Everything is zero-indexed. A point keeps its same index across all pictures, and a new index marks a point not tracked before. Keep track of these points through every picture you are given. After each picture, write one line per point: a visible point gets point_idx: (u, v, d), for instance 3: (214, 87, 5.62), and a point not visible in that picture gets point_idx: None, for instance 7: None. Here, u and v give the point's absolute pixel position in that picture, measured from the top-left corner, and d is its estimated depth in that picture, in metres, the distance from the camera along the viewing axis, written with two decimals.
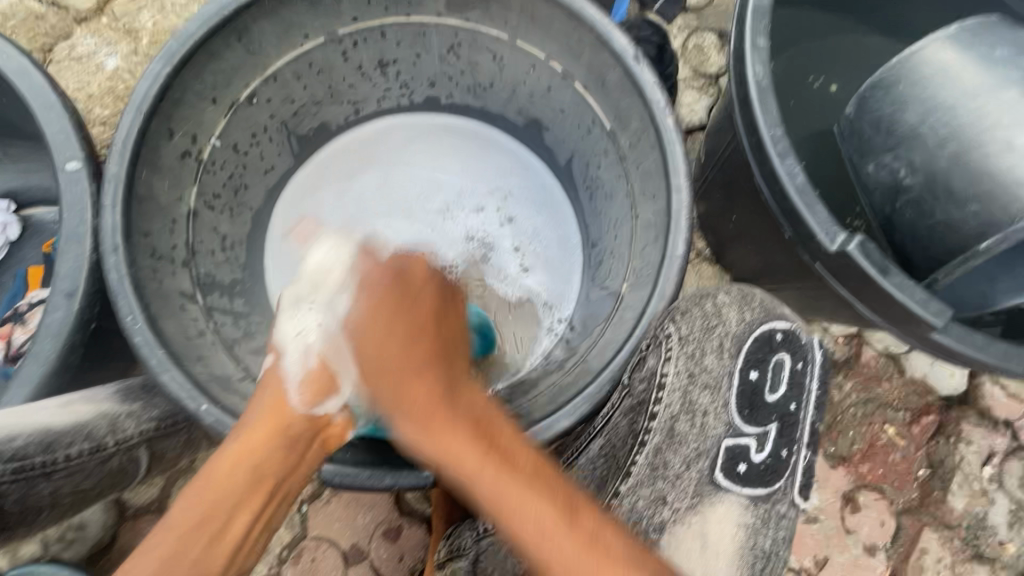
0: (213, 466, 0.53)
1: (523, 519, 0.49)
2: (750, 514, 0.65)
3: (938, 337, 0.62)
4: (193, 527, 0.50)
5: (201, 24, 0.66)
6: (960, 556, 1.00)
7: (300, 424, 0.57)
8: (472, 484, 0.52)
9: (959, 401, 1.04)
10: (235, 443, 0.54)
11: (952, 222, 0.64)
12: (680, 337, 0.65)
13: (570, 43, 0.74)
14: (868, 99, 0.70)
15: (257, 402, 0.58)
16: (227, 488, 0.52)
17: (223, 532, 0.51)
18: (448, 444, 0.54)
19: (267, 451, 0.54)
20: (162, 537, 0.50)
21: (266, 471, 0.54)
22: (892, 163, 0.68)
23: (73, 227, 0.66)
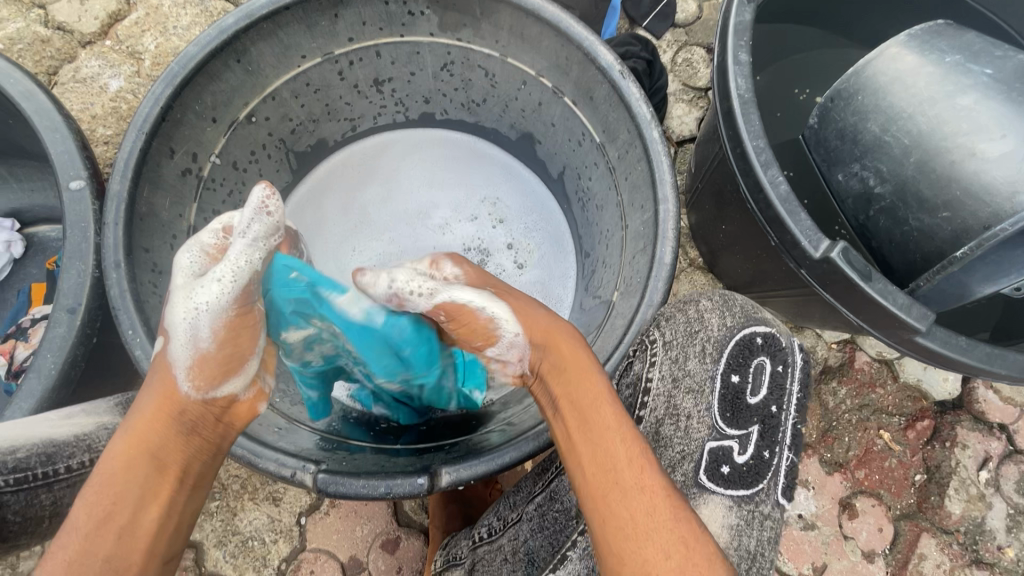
0: (110, 457, 0.53)
1: (629, 464, 0.52)
2: (734, 517, 0.59)
3: (922, 341, 0.63)
4: (97, 523, 0.50)
5: (201, 46, 0.69)
6: (959, 561, 1.00)
7: (195, 406, 0.56)
8: (595, 434, 0.54)
9: (953, 406, 1.05)
10: (124, 438, 0.54)
11: (926, 229, 0.66)
12: (664, 342, 0.67)
13: (559, 59, 0.76)
14: (830, 111, 0.74)
15: (148, 388, 0.56)
16: (123, 478, 0.52)
17: (130, 526, 0.51)
18: (575, 387, 0.57)
19: (160, 437, 0.54)
20: (66, 541, 0.49)
21: (167, 458, 0.54)
22: (861, 171, 0.71)
23: (76, 244, 0.67)
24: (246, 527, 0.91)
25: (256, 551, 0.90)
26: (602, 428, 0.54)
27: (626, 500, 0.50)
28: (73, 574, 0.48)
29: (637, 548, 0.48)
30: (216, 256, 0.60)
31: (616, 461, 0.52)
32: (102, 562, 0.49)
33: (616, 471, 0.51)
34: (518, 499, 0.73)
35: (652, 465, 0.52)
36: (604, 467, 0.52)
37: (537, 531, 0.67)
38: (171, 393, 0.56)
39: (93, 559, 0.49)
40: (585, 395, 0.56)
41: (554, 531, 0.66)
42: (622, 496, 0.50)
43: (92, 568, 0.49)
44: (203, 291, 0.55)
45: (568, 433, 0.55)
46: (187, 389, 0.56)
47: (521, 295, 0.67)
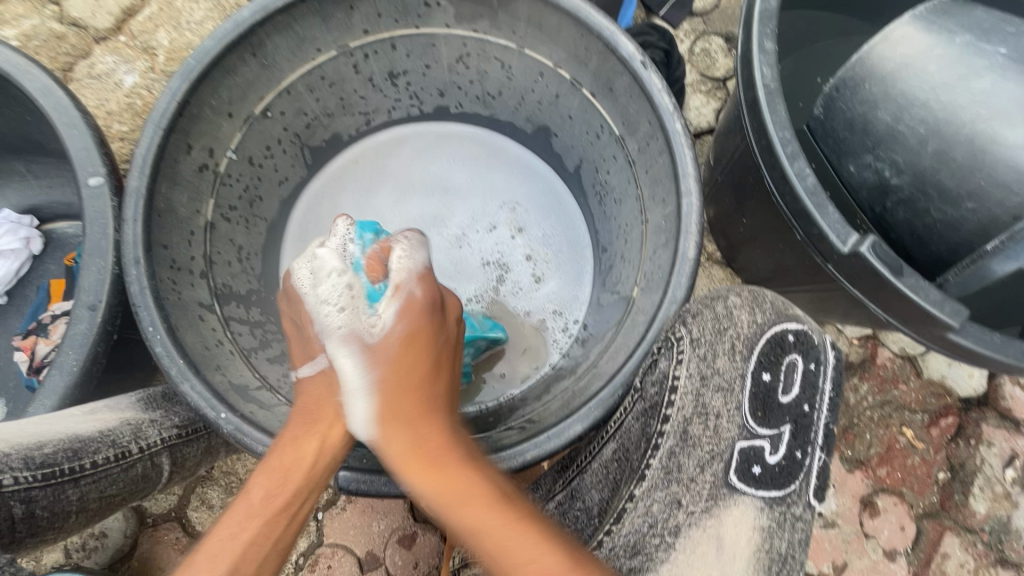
0: (263, 458, 0.58)
1: (492, 530, 0.51)
2: (767, 517, 0.59)
3: (954, 338, 0.62)
4: (245, 518, 0.54)
5: (218, 40, 0.68)
6: (983, 561, 0.98)
7: (334, 417, 0.62)
8: (455, 512, 0.53)
9: (978, 403, 1.03)
10: (300, 422, 0.62)
11: (950, 221, 0.64)
12: (691, 339, 0.63)
13: (578, 51, 0.75)
14: (835, 101, 0.70)
15: (301, 397, 0.66)
16: (292, 459, 0.58)
17: (273, 518, 0.55)
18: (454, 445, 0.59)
19: (306, 440, 0.59)
20: (221, 527, 0.54)
21: (309, 457, 0.58)
22: (875, 163, 0.68)
23: (96, 241, 0.67)
24: None
25: None
26: (465, 480, 0.55)
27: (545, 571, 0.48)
28: (216, 559, 0.51)
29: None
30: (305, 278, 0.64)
31: (513, 530, 0.51)
32: (244, 548, 0.53)
33: (513, 542, 0.50)
34: (540, 496, 0.73)
35: (557, 535, 0.51)
36: (527, 530, 0.51)
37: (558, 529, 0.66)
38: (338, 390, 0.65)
39: (249, 529, 0.54)
40: (487, 482, 0.55)
41: (576, 528, 0.66)
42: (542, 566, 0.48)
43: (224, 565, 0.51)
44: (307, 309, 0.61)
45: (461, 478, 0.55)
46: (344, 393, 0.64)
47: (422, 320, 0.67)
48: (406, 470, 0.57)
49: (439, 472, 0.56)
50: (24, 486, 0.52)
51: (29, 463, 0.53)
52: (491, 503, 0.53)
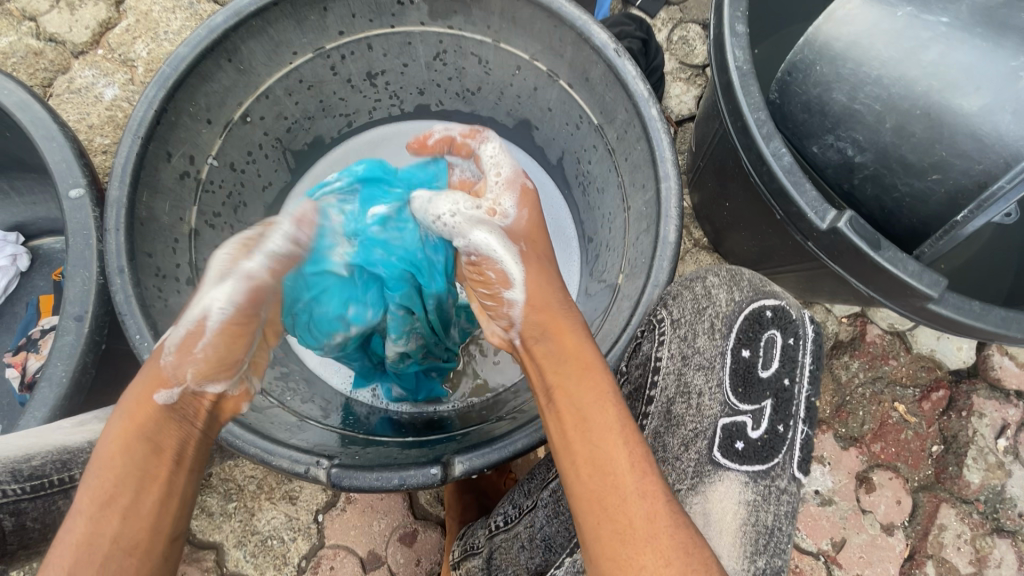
0: (104, 448, 0.52)
1: (607, 420, 0.51)
2: (750, 491, 0.57)
3: (935, 308, 0.62)
4: (98, 510, 0.49)
5: (194, 47, 0.68)
6: (979, 530, 0.99)
7: (186, 396, 0.56)
8: (575, 392, 0.54)
9: (968, 374, 1.04)
10: (119, 425, 0.54)
11: (917, 194, 0.64)
12: (672, 320, 0.64)
13: (552, 42, 0.75)
14: (790, 85, 0.70)
15: (134, 379, 0.56)
16: (125, 464, 0.51)
17: (131, 511, 0.50)
18: (573, 365, 0.55)
19: (154, 426, 0.54)
20: (73, 522, 0.49)
21: (162, 443, 0.54)
22: (836, 143, 0.68)
23: (79, 253, 0.67)
24: (265, 526, 0.91)
25: (276, 549, 0.91)
26: (579, 400, 0.53)
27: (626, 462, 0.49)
28: (79, 557, 0.47)
29: (635, 522, 0.47)
30: (246, 248, 0.62)
31: (616, 430, 0.51)
32: (111, 544, 0.49)
33: (614, 438, 0.50)
34: (533, 486, 0.72)
35: (643, 441, 0.51)
36: (630, 454, 0.50)
37: (553, 517, 0.65)
38: (170, 379, 0.56)
39: (99, 541, 0.48)
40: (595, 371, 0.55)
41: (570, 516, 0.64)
42: (617, 462, 0.49)
43: (93, 560, 0.47)
44: (217, 286, 0.59)
45: (577, 415, 0.52)
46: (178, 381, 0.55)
47: (546, 252, 0.67)
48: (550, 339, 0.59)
49: (576, 356, 0.56)
50: (13, 498, 0.53)
51: (16, 476, 0.53)
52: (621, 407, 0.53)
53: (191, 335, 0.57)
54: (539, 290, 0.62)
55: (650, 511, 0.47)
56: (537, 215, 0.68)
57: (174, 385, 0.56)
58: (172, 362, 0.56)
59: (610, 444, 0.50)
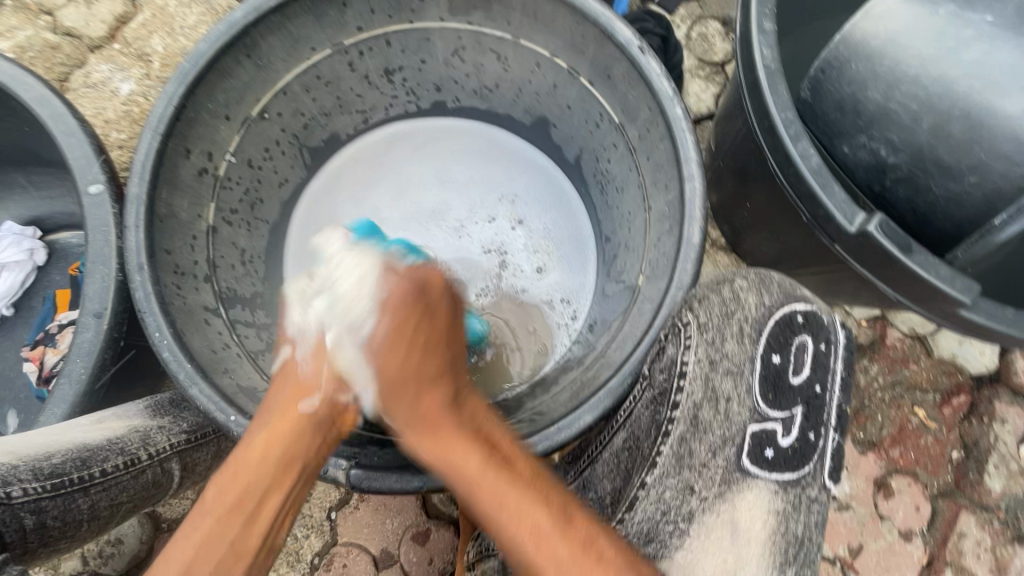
0: (243, 450, 0.55)
1: (504, 506, 0.51)
2: (780, 500, 0.58)
3: (967, 314, 0.61)
4: (228, 510, 0.51)
5: (213, 42, 0.67)
6: (1000, 539, 0.98)
7: (322, 411, 0.59)
8: (467, 485, 0.54)
9: (990, 379, 1.02)
10: (264, 429, 0.56)
11: (953, 197, 0.62)
12: (699, 324, 0.62)
13: (574, 39, 0.74)
14: (824, 82, 0.69)
15: (276, 383, 0.61)
16: (263, 468, 0.54)
17: (257, 514, 0.52)
18: (457, 459, 0.55)
19: (293, 437, 0.56)
20: (202, 518, 0.51)
21: (295, 456, 0.56)
22: (870, 143, 0.66)
23: (99, 249, 0.67)
24: None
25: (289, 547, 0.91)
26: (478, 496, 0.53)
27: (535, 546, 0.50)
28: (203, 553, 0.49)
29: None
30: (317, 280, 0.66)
31: (517, 517, 0.51)
32: (229, 547, 0.50)
33: (518, 532, 0.50)
34: None
35: (548, 515, 0.50)
36: (542, 528, 0.50)
37: None
38: (310, 389, 0.60)
39: (221, 542, 0.50)
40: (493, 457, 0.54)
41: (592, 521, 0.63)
42: (534, 549, 0.50)
43: (216, 555, 0.50)
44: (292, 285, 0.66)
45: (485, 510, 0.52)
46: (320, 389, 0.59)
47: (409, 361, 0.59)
48: (422, 444, 0.57)
49: (452, 449, 0.55)
50: (34, 496, 0.52)
51: (38, 474, 0.53)
52: (519, 488, 0.52)
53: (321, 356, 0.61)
54: (412, 411, 0.58)
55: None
56: (399, 307, 0.60)
57: (314, 393, 0.60)
58: (312, 371, 0.61)
59: (522, 535, 0.50)
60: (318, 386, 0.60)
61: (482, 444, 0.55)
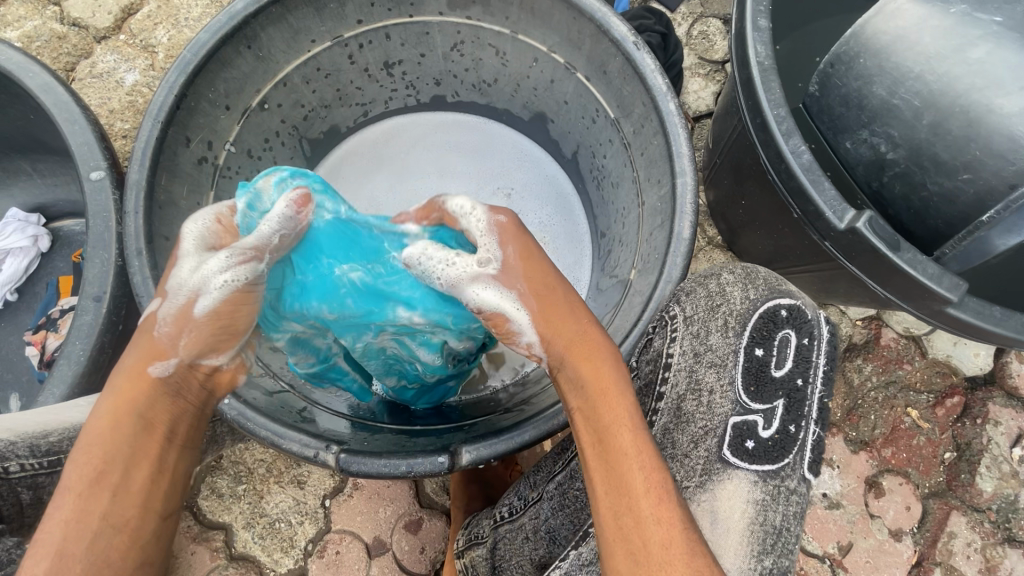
0: (91, 424, 0.52)
1: (629, 450, 0.49)
2: (759, 491, 0.56)
3: (953, 312, 0.61)
4: (89, 484, 0.50)
5: (213, 33, 0.69)
6: (990, 540, 0.98)
7: (181, 371, 0.57)
8: (601, 411, 0.51)
9: (985, 381, 1.03)
10: (110, 397, 0.54)
11: (945, 193, 0.63)
12: (685, 317, 0.64)
13: (570, 34, 0.75)
14: (831, 76, 0.70)
15: (127, 349, 0.56)
16: (116, 439, 0.52)
17: (122, 483, 0.51)
18: (602, 385, 0.52)
19: (147, 399, 0.54)
20: (63, 498, 0.49)
21: (153, 417, 0.54)
22: (870, 138, 0.68)
23: (99, 235, 0.68)
24: (273, 509, 0.93)
25: (283, 532, 0.92)
26: (606, 421, 0.50)
27: (645, 489, 0.47)
28: (69, 536, 0.48)
29: (649, 546, 0.45)
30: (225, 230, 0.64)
31: (632, 454, 0.48)
32: (101, 520, 0.49)
33: (631, 463, 0.48)
34: (539, 478, 0.72)
35: (663, 468, 0.49)
36: (650, 473, 0.48)
37: (558, 509, 0.66)
38: (165, 352, 0.56)
39: (89, 520, 0.49)
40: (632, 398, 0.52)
41: (577, 509, 0.64)
42: (640, 490, 0.47)
43: (91, 529, 0.49)
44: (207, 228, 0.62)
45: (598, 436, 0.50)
46: (177, 352, 0.56)
47: (553, 282, 0.59)
48: (576, 362, 0.55)
49: (602, 377, 0.53)
50: (31, 472, 0.55)
51: (35, 451, 0.55)
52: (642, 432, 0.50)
53: (189, 303, 0.58)
54: (561, 329, 0.56)
55: (670, 534, 0.45)
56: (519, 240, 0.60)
57: (170, 356, 0.56)
58: (170, 334, 0.57)
59: (632, 472, 0.48)
60: (176, 349, 0.57)
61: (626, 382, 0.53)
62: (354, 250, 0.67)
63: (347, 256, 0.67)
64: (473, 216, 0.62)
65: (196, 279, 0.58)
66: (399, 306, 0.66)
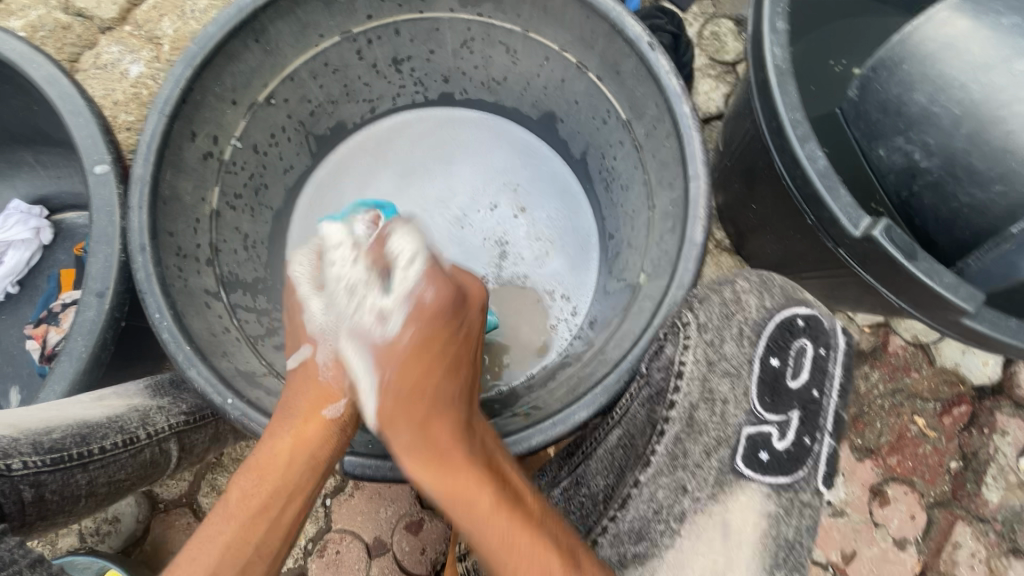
0: (272, 452, 0.59)
1: (506, 544, 0.55)
2: (773, 504, 0.58)
3: (968, 323, 0.61)
4: (255, 513, 0.57)
5: (220, 26, 0.68)
6: (995, 550, 0.97)
7: (343, 414, 0.63)
8: (470, 526, 0.57)
9: (993, 391, 1.01)
10: (289, 433, 0.60)
11: (977, 205, 0.63)
12: (699, 324, 0.61)
13: (583, 33, 0.74)
14: (872, 81, 0.68)
15: (298, 387, 0.63)
16: (286, 475, 0.59)
17: (277, 518, 0.58)
18: (462, 485, 0.58)
19: (319, 441, 0.61)
20: (228, 523, 0.56)
21: (320, 457, 0.61)
22: (905, 146, 0.67)
23: (103, 229, 0.67)
24: None
25: None
26: (464, 519, 0.57)
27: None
28: (224, 560, 0.54)
29: None
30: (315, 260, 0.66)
31: (495, 546, 0.55)
32: (256, 546, 0.56)
33: (495, 554, 0.55)
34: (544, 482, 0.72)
35: (544, 546, 0.54)
36: (519, 553, 0.55)
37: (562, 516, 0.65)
38: (333, 396, 0.63)
39: (245, 546, 0.56)
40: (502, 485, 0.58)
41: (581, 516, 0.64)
42: (507, 575, 0.55)
43: (249, 550, 0.56)
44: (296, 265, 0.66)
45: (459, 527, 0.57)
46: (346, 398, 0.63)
47: (432, 358, 0.61)
48: (424, 469, 0.58)
49: (464, 486, 0.58)
50: (34, 470, 0.53)
51: (38, 448, 0.54)
52: (505, 520, 0.56)
53: (340, 343, 0.64)
54: (411, 420, 0.60)
55: None
56: (432, 320, 0.61)
57: (337, 401, 0.63)
58: (333, 377, 0.64)
59: (501, 561, 0.55)
60: (342, 394, 0.64)
61: (487, 485, 0.58)
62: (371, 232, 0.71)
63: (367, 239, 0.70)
64: (404, 270, 0.60)
65: (331, 322, 0.64)
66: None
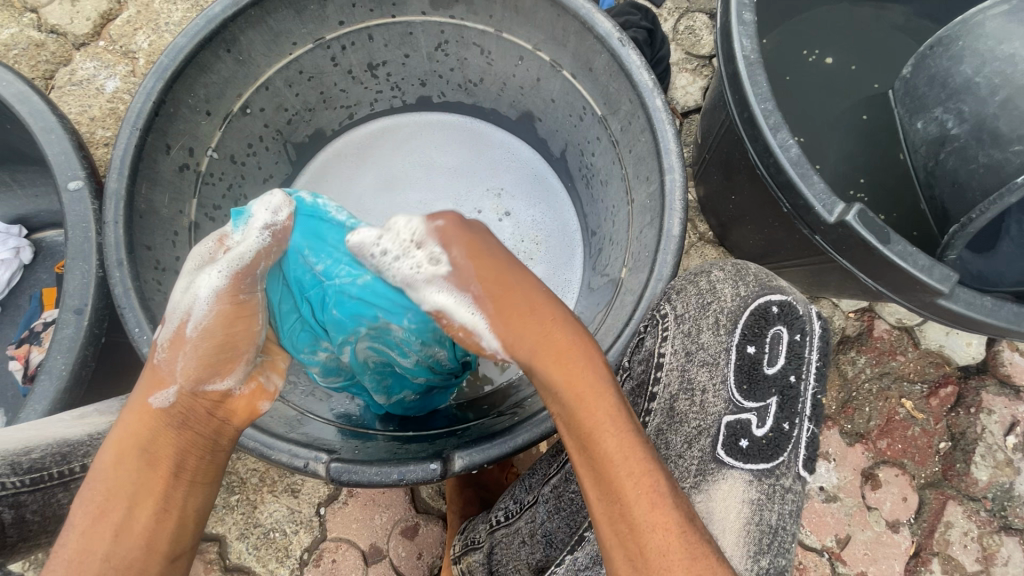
0: (102, 458, 0.51)
1: (610, 426, 0.48)
2: (755, 490, 0.57)
3: (944, 303, 0.61)
4: (94, 524, 0.48)
5: (191, 37, 0.67)
6: (987, 528, 0.98)
7: (184, 398, 0.54)
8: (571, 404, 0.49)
9: (977, 371, 1.03)
10: (118, 432, 0.52)
11: (993, 165, 0.67)
12: (676, 314, 0.63)
13: (555, 31, 0.74)
14: (927, 58, 0.75)
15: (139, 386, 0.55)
16: (119, 474, 0.50)
17: (126, 526, 0.48)
18: (575, 368, 0.50)
19: (151, 430, 0.52)
20: (66, 539, 0.48)
21: (159, 450, 0.51)
22: (942, 115, 0.73)
23: (79, 246, 0.67)
24: (267, 518, 0.92)
25: (278, 542, 0.91)
26: (581, 403, 0.49)
27: (634, 485, 0.46)
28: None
29: (647, 551, 0.45)
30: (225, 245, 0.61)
31: (617, 442, 0.47)
32: (102, 563, 0.47)
33: (613, 448, 0.47)
34: (533, 482, 0.72)
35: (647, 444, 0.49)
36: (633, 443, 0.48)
37: (554, 512, 0.65)
38: (165, 379, 0.54)
39: (89, 562, 0.46)
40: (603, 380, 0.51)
41: (572, 511, 0.64)
42: (622, 467, 0.46)
43: (92, 568, 0.46)
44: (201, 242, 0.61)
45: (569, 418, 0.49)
46: (175, 378, 0.54)
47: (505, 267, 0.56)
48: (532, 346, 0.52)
49: (571, 366, 0.50)
50: (13, 490, 0.53)
51: (16, 468, 0.54)
52: (615, 411, 0.49)
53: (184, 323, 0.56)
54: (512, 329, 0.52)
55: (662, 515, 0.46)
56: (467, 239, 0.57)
57: (170, 385, 0.54)
58: (167, 359, 0.55)
59: (612, 450, 0.47)
60: (179, 376, 0.55)
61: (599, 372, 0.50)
62: (330, 237, 0.70)
63: (324, 248, 0.70)
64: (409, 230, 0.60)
65: (186, 299, 0.57)
66: (390, 317, 0.69)
